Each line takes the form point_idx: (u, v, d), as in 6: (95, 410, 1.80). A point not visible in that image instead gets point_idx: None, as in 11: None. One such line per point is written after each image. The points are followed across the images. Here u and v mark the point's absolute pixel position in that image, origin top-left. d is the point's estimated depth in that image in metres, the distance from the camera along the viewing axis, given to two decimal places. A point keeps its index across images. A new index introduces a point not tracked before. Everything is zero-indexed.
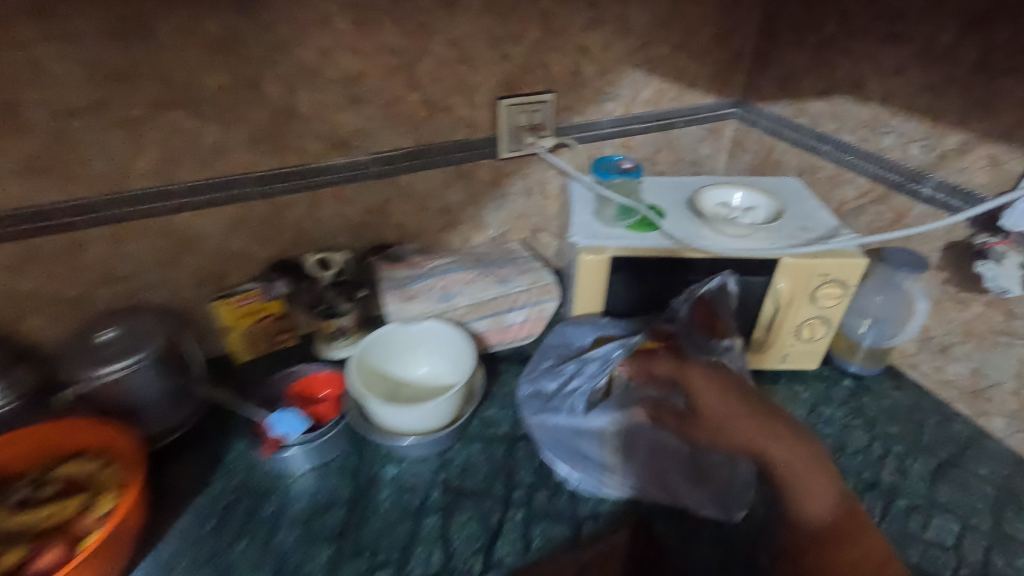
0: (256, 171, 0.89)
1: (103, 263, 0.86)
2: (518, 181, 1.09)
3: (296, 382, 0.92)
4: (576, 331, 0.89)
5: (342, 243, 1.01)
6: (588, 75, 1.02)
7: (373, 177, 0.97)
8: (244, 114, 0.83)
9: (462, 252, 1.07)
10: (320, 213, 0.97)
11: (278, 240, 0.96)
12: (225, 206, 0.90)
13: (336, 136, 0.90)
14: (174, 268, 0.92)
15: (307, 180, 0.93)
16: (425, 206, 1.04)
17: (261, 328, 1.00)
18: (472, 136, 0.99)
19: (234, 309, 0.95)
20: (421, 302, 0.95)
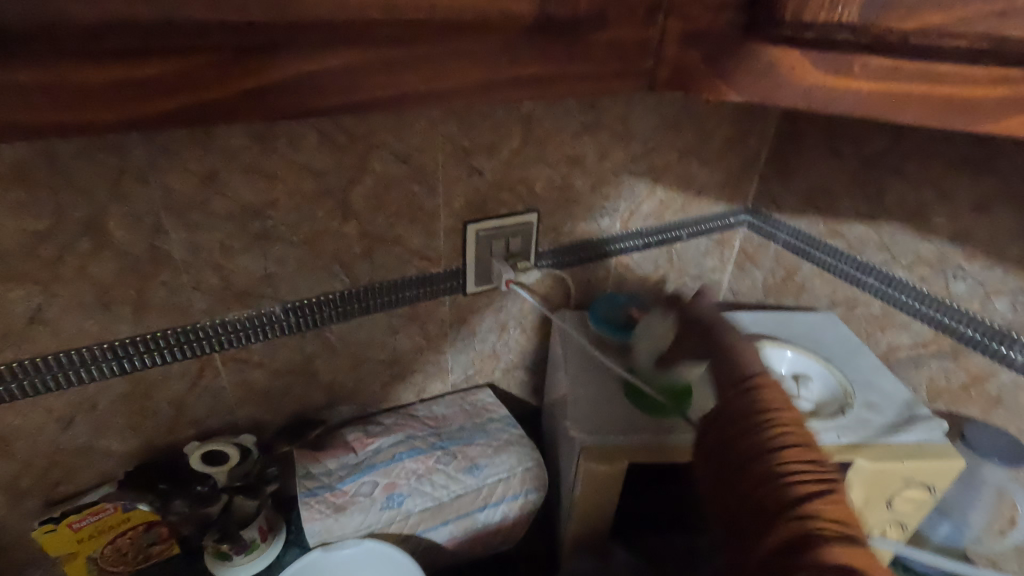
0: (104, 342, 0.59)
1: None
2: (488, 317, 0.84)
3: None
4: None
5: (244, 418, 0.72)
6: (580, 189, 0.79)
7: (289, 332, 0.69)
8: (78, 269, 0.55)
9: (416, 417, 0.80)
10: (209, 384, 0.68)
11: (146, 426, 0.66)
12: (54, 394, 0.59)
13: (231, 285, 0.63)
14: None
15: (188, 346, 0.64)
16: (363, 359, 0.77)
17: (118, 548, 0.68)
18: (428, 270, 0.74)
19: (73, 532, 0.64)
20: (356, 514, 0.67)
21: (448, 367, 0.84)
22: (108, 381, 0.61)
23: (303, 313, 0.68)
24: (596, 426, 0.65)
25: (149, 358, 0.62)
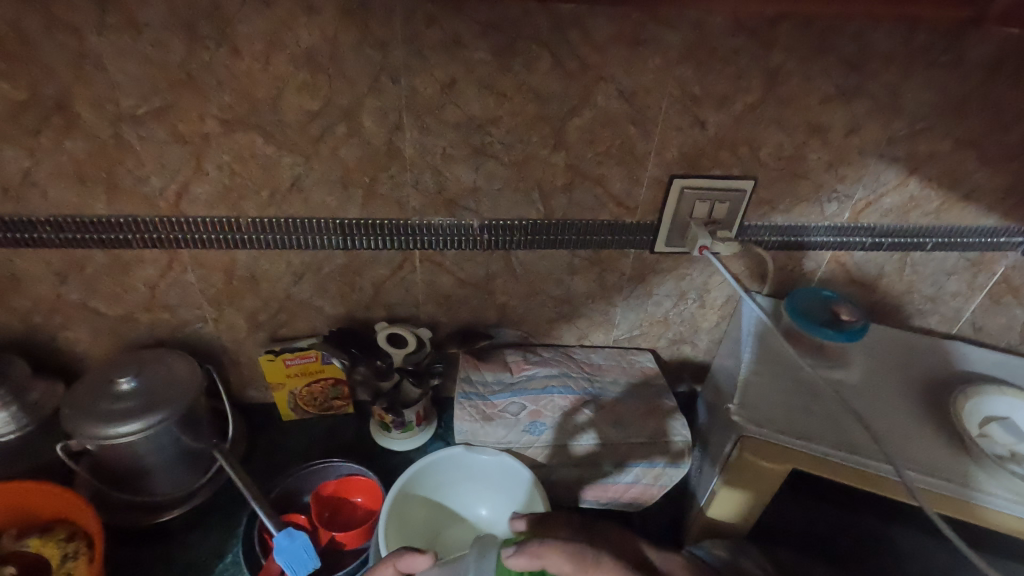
0: (337, 218, 0.69)
1: (149, 287, 0.73)
2: (670, 281, 0.80)
3: (329, 481, 0.73)
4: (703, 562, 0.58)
5: (426, 314, 0.80)
6: (812, 164, 0.70)
7: (481, 247, 0.74)
8: (331, 149, 0.64)
9: (573, 359, 0.81)
10: (406, 276, 0.76)
11: (352, 298, 0.77)
12: (294, 251, 0.72)
13: (444, 191, 0.68)
14: (227, 306, 0.76)
15: (397, 239, 0.72)
16: (539, 290, 0.79)
17: (313, 391, 0.83)
18: (622, 218, 0.73)
19: (284, 366, 0.79)
20: (500, 427, 0.71)
21: (615, 321, 0.84)
22: (333, 252, 0.72)
23: (497, 232, 0.72)
24: (765, 417, 0.59)
25: (367, 241, 0.71)
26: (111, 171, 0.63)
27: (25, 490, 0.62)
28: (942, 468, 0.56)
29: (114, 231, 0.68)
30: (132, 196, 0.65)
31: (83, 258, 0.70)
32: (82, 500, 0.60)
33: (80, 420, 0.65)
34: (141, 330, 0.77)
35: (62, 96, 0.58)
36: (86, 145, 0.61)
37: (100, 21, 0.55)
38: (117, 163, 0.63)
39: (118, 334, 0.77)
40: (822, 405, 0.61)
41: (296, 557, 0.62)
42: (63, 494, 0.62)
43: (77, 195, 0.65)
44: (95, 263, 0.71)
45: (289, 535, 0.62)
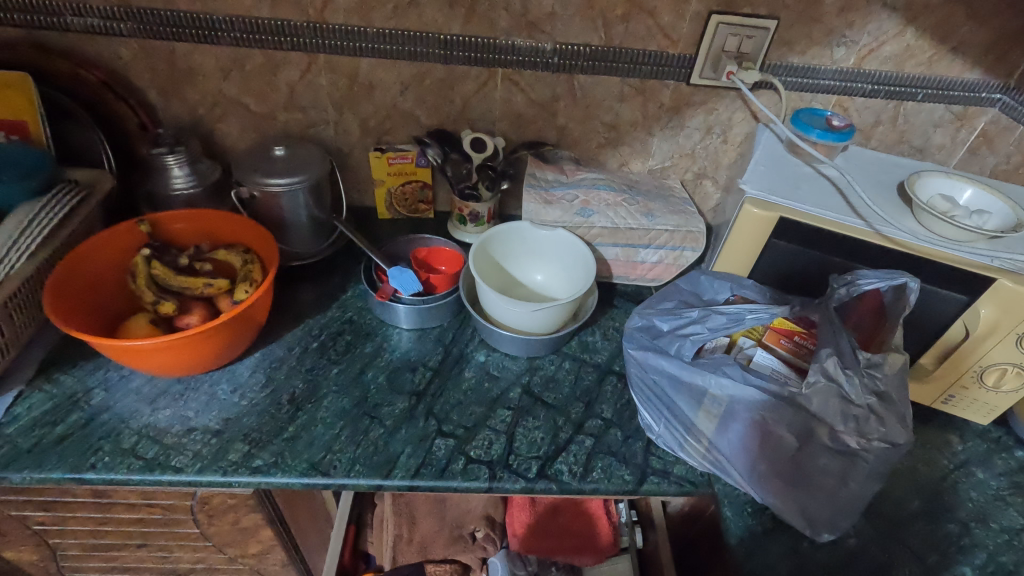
0: (441, 34, 0.88)
1: (289, 88, 0.94)
2: (699, 114, 0.97)
3: (421, 247, 0.96)
4: (711, 283, 0.78)
5: (499, 131, 1.00)
6: (827, 8, 0.86)
7: (550, 69, 0.92)
8: None
9: (615, 175, 1.01)
10: (489, 93, 0.95)
11: (443, 110, 0.97)
12: (403, 62, 0.91)
13: (528, 14, 0.87)
14: (347, 111, 0.97)
15: (487, 57, 0.91)
16: (592, 115, 0.98)
17: (405, 192, 1.03)
18: (667, 50, 0.91)
19: (387, 165, 0.99)
20: (558, 209, 0.91)
21: (651, 151, 1.01)
22: (433, 66, 0.92)
23: (565, 56, 0.91)
24: (768, 187, 0.77)
25: (461, 56, 0.90)
26: None
27: (214, 217, 0.85)
28: (896, 222, 0.73)
29: (274, 33, 0.88)
30: (290, 2, 0.85)
31: (245, 56, 0.90)
32: (275, 246, 0.83)
33: (249, 172, 0.87)
34: (280, 126, 0.98)
35: None
36: None
37: None
38: None
39: (262, 129, 0.99)
40: (814, 185, 0.79)
41: (406, 282, 0.86)
42: (245, 222, 0.85)
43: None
44: (252, 63, 0.91)
45: (399, 268, 0.86)
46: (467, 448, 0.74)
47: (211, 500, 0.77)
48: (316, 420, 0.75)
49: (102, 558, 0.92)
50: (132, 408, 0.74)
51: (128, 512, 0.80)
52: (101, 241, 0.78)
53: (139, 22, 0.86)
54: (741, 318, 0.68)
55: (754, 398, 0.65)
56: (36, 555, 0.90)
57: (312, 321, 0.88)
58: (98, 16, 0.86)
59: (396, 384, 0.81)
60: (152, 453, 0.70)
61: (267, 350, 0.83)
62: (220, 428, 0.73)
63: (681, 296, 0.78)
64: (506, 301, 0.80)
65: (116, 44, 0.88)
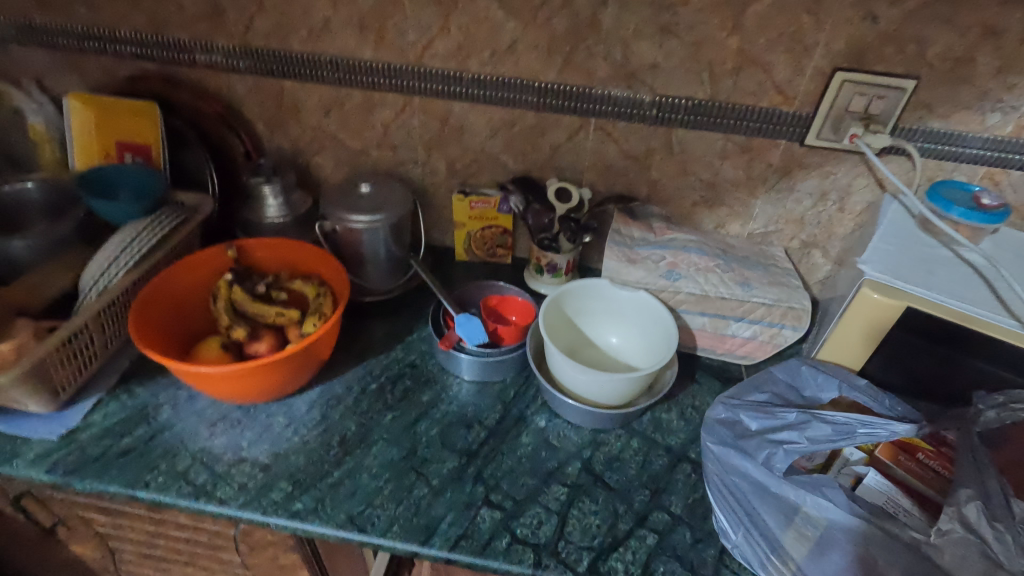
0: (535, 81, 0.86)
1: (383, 128, 0.96)
2: (813, 178, 0.87)
3: (492, 295, 0.92)
4: (815, 377, 0.67)
5: (587, 181, 0.95)
6: (981, 68, 0.74)
7: (648, 122, 0.87)
8: (545, 18, 0.81)
9: (709, 237, 0.92)
10: (579, 143, 0.91)
11: (530, 157, 0.94)
12: (494, 108, 0.90)
13: (627, 64, 0.83)
14: (435, 152, 0.97)
15: (579, 107, 0.87)
16: (689, 172, 0.90)
17: (484, 237, 1.01)
18: (780, 107, 0.82)
19: (468, 208, 0.98)
20: (641, 269, 0.84)
21: (753, 213, 0.92)
22: (524, 113, 0.90)
23: (663, 109, 0.85)
24: (892, 269, 0.66)
25: (554, 104, 0.88)
26: (383, 24, 0.85)
27: (296, 248, 0.87)
28: None
29: (373, 74, 0.90)
30: (391, 46, 0.87)
31: (345, 95, 0.93)
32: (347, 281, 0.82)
33: (334, 207, 0.89)
34: (371, 163, 1.00)
35: None
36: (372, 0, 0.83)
37: None
38: (389, 17, 0.85)
39: (354, 164, 1.01)
40: (952, 271, 0.67)
41: (472, 331, 0.82)
42: (323, 255, 0.86)
43: (355, 42, 0.88)
44: (351, 102, 0.94)
45: (467, 316, 0.82)
46: (513, 524, 0.68)
47: (253, 533, 0.76)
48: (362, 469, 0.72)
49: (154, 567, 0.94)
50: (192, 429, 0.76)
51: (177, 530, 0.81)
52: (190, 263, 0.82)
53: (255, 61, 0.92)
54: (850, 432, 0.61)
55: (861, 528, 0.55)
56: (99, 553, 0.94)
57: (374, 361, 0.86)
58: (220, 54, 0.92)
59: (448, 439, 0.77)
60: (202, 480, 0.70)
61: (327, 386, 0.82)
62: (269, 463, 0.72)
63: (775, 388, 0.68)
64: (573, 366, 0.75)
65: (234, 79, 0.95)
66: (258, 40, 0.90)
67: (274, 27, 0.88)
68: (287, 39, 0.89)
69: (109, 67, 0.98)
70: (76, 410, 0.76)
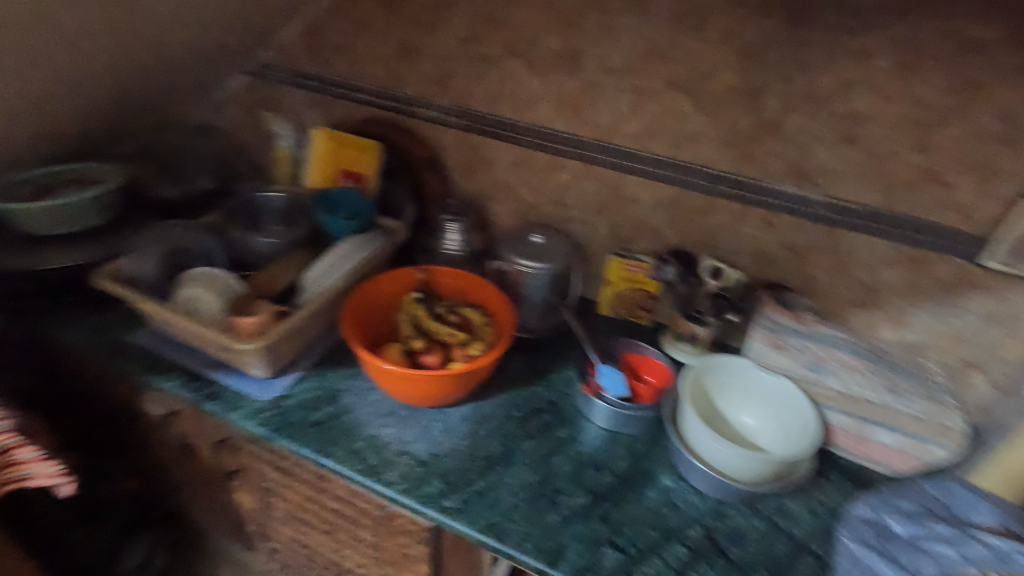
0: (709, 167, 0.95)
1: (559, 188, 1.08)
2: (985, 299, 0.85)
3: (632, 353, 0.99)
4: (966, 496, 0.79)
5: (740, 264, 1.00)
6: None
7: (814, 219, 0.91)
8: (731, 116, 0.90)
9: (861, 337, 0.92)
10: (740, 228, 0.97)
11: (690, 233, 1.02)
12: (665, 185, 0.99)
13: (803, 164, 0.88)
14: (600, 216, 1.08)
15: (747, 196, 0.94)
16: (848, 272, 0.92)
17: (631, 297, 1.09)
18: (956, 225, 0.83)
19: (621, 269, 1.07)
20: (786, 356, 0.89)
21: (909, 321, 0.90)
22: (692, 194, 0.98)
23: (831, 210, 0.89)
24: None
25: (722, 190, 0.95)
26: (582, 102, 0.99)
27: (472, 282, 1.01)
28: None
29: (562, 143, 1.03)
30: (584, 121, 1.00)
31: (533, 156, 1.07)
32: (513, 319, 0.95)
33: (508, 251, 1.02)
34: (540, 216, 1.12)
35: (579, 50, 0.95)
36: (578, 83, 0.98)
37: (627, 7, 0.90)
38: (589, 98, 0.98)
39: (525, 214, 1.14)
40: None
41: (615, 383, 0.91)
42: (495, 292, 0.99)
43: (554, 114, 1.02)
44: (536, 163, 1.08)
45: (611, 368, 0.92)
46: (634, 569, 0.73)
47: (395, 519, 0.87)
48: (503, 484, 0.81)
49: (295, 529, 1.09)
50: (367, 417, 0.89)
51: (331, 500, 0.94)
52: (388, 277, 0.98)
53: (465, 119, 1.09)
54: (1000, 552, 0.72)
55: None
56: (254, 504, 1.10)
57: (518, 391, 0.96)
58: (439, 110, 1.11)
59: (579, 476, 0.84)
60: (372, 461, 0.83)
61: (478, 405, 0.93)
62: (426, 460, 0.83)
63: (927, 500, 0.80)
64: (712, 437, 0.79)
65: (444, 131, 1.13)
66: (473, 103, 1.07)
67: (489, 94, 1.05)
68: (497, 105, 1.06)
69: (349, 109, 1.20)
70: (283, 380, 0.93)
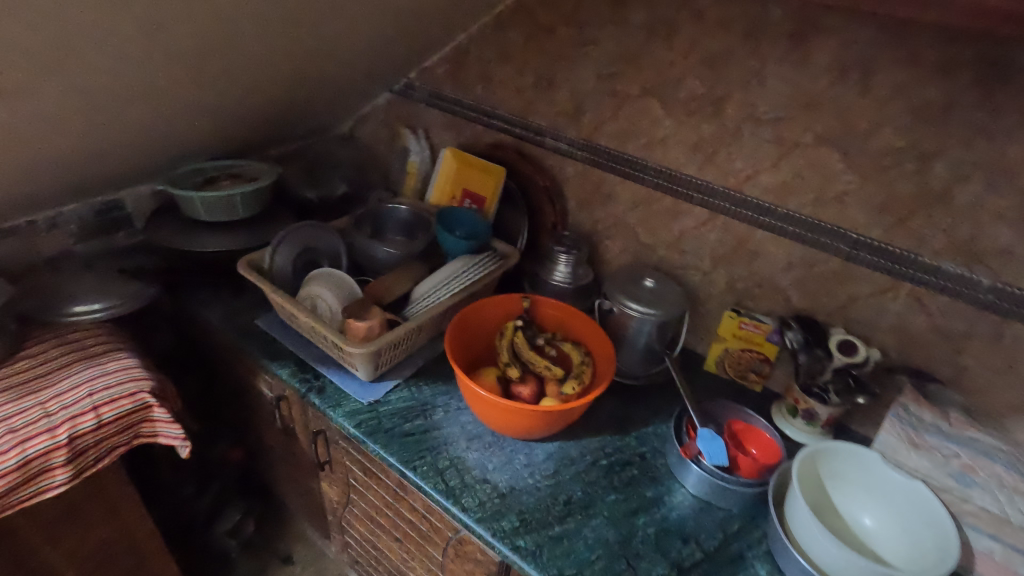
0: (853, 232, 0.86)
1: (679, 233, 1.04)
2: None
3: (738, 420, 0.91)
4: None
5: (877, 342, 0.90)
6: None
7: (978, 306, 0.79)
8: (887, 180, 0.81)
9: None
10: (881, 303, 0.87)
11: (819, 300, 0.93)
12: (798, 245, 0.91)
13: (972, 243, 0.78)
14: (720, 267, 1.02)
15: (896, 269, 0.84)
16: (1015, 372, 0.79)
17: (743, 359, 1.01)
18: None
19: (737, 327, 0.99)
20: (924, 458, 0.77)
21: None
22: (830, 258, 0.89)
23: (1002, 298, 0.77)
24: None
25: (866, 258, 0.86)
26: (717, 149, 0.95)
27: (576, 317, 0.99)
28: None
29: (689, 187, 0.99)
30: (716, 168, 0.96)
31: (656, 198, 1.04)
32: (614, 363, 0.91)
33: (617, 291, 0.98)
34: (655, 259, 1.09)
35: (722, 96, 0.91)
36: (715, 129, 0.94)
37: (781, 55, 0.85)
38: (725, 145, 0.94)
39: (639, 255, 1.11)
40: None
41: (714, 450, 0.83)
42: (598, 332, 0.95)
43: (685, 158, 0.98)
44: (658, 205, 1.04)
45: (713, 434, 0.84)
46: None
47: (466, 544, 0.86)
48: (579, 535, 0.78)
49: (370, 530, 1.12)
50: (454, 436, 0.90)
51: (408, 511, 0.96)
52: (493, 302, 0.99)
53: (591, 154, 1.09)
54: None
55: None
56: (337, 497, 1.15)
57: (608, 438, 0.92)
58: (566, 142, 1.12)
59: (662, 544, 0.78)
60: (453, 482, 0.83)
61: (564, 445, 0.90)
62: (505, 492, 0.82)
63: None
64: (821, 530, 0.70)
65: (568, 163, 1.13)
66: (601, 138, 1.07)
67: (619, 132, 1.04)
68: (625, 143, 1.04)
69: (480, 134, 1.25)
70: (381, 385, 0.97)
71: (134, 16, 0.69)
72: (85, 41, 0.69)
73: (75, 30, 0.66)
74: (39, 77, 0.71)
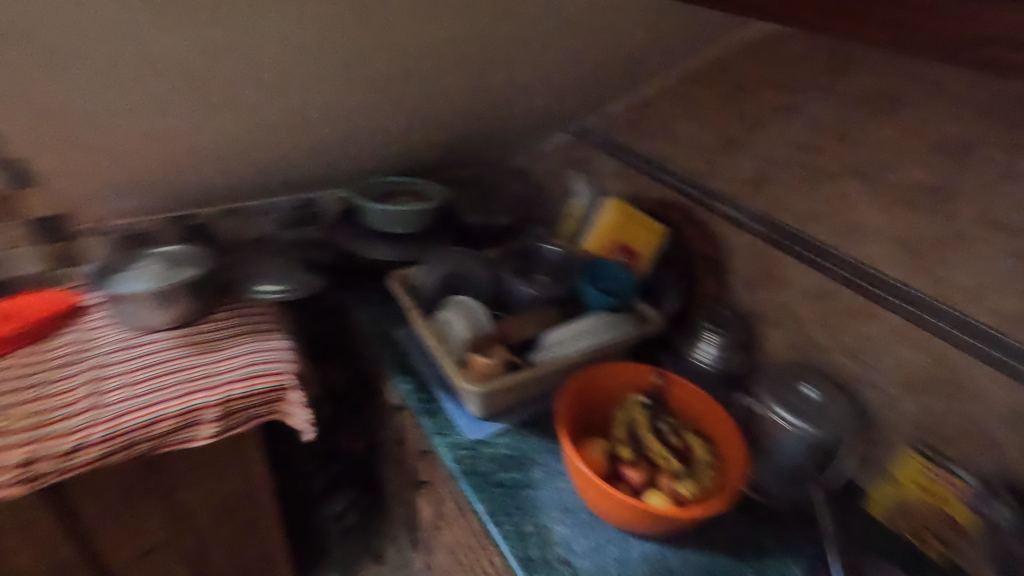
0: None
1: (861, 340, 0.86)
2: None
3: None
4: None
5: None
6: None
7: None
8: None
9: None
10: None
11: None
12: None
13: None
14: (909, 394, 0.82)
15: None
16: None
17: (924, 514, 0.80)
18: None
19: (922, 474, 0.78)
20: None
21: None
22: None
23: None
24: None
25: None
26: (931, 251, 0.77)
27: (711, 409, 0.87)
28: None
29: (884, 290, 0.82)
30: (925, 273, 0.78)
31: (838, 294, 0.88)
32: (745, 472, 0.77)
33: (768, 393, 0.86)
34: (824, 363, 0.92)
35: (950, 189, 0.74)
36: (933, 227, 0.76)
37: None
38: (943, 248, 0.76)
39: (804, 354, 0.95)
40: None
41: None
42: (734, 431, 0.82)
43: (885, 254, 0.82)
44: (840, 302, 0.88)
45: None
46: None
47: None
48: None
49: (451, 564, 1.10)
50: (546, 502, 0.84)
51: (486, 562, 0.92)
52: (621, 369, 0.92)
53: (767, 229, 0.96)
54: None
55: None
56: (429, 519, 1.15)
57: (718, 561, 0.79)
58: (739, 213, 1.01)
59: None
60: (532, 553, 0.77)
61: (665, 552, 0.79)
62: None
63: None
64: None
65: (738, 235, 1.02)
66: (782, 214, 0.94)
67: (805, 211, 0.91)
68: (811, 224, 0.90)
69: (648, 188, 1.19)
70: (489, 426, 0.95)
71: (349, 41, 0.78)
72: (304, 59, 0.79)
73: (295, 46, 0.76)
74: (267, 86, 0.83)
